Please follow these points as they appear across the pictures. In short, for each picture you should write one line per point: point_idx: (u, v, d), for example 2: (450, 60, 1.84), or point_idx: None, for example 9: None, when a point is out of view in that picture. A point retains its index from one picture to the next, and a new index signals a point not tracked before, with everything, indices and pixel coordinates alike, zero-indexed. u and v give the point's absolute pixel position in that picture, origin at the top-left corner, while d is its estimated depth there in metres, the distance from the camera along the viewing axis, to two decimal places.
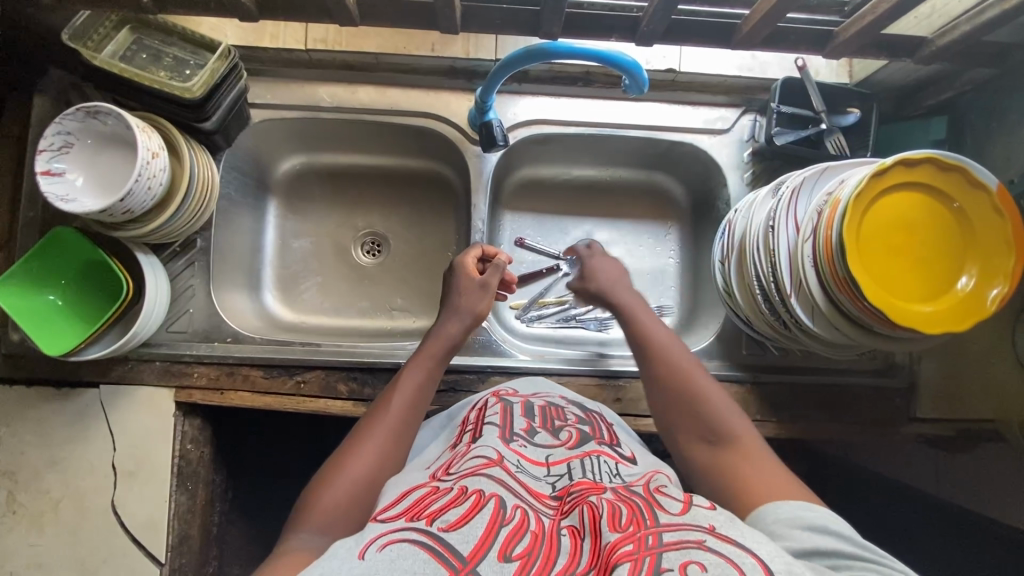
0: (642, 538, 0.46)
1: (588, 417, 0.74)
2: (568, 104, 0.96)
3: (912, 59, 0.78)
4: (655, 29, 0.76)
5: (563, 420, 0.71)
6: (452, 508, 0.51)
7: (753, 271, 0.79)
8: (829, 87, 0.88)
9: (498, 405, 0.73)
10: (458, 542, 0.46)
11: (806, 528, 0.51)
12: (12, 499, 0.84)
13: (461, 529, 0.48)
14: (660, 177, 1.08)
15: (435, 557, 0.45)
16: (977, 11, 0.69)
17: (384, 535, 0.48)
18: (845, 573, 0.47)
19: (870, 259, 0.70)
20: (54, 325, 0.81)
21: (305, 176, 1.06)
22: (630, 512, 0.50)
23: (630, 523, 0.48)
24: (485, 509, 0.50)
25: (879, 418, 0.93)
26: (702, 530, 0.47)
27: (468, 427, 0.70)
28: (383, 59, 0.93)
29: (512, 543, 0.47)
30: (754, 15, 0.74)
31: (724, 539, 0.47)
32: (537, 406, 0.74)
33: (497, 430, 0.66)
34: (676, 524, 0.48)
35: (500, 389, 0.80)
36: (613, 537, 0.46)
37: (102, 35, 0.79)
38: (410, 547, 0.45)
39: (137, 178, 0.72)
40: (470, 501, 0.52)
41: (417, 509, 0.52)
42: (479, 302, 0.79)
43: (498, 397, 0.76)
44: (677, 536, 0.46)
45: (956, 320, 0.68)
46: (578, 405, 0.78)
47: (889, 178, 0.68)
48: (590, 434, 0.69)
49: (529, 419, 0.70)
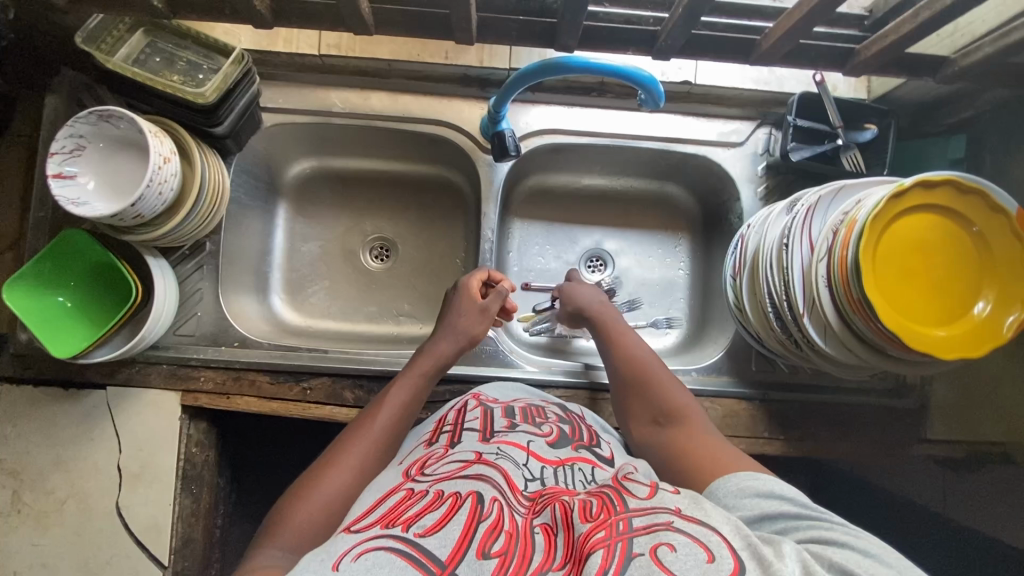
0: (612, 524, 0.47)
1: (569, 416, 0.73)
2: (581, 114, 0.96)
3: (934, 79, 0.77)
4: (673, 44, 0.75)
5: (544, 417, 0.71)
6: (428, 512, 0.51)
7: (765, 288, 0.78)
8: (847, 103, 0.86)
9: (478, 407, 0.72)
10: (436, 547, 0.46)
11: (755, 496, 0.54)
12: (17, 498, 0.84)
13: (437, 534, 0.48)
14: (672, 188, 1.07)
15: (413, 564, 0.44)
16: (1002, 32, 0.68)
17: (360, 545, 0.47)
18: (790, 534, 0.51)
19: (885, 282, 0.69)
20: (62, 326, 0.81)
21: (315, 180, 1.06)
22: (600, 502, 0.51)
23: (601, 512, 0.49)
24: (460, 510, 0.50)
25: (889, 439, 0.92)
26: (670, 513, 0.48)
27: (445, 428, 0.69)
28: (396, 66, 0.93)
29: (489, 540, 0.47)
30: (775, 31, 0.73)
31: (690, 520, 0.48)
32: (518, 407, 0.73)
33: (475, 433, 0.65)
34: (643, 508, 0.49)
35: (482, 391, 0.78)
36: (585, 529, 0.47)
37: (116, 38, 0.78)
38: (387, 556, 0.45)
39: (148, 184, 0.72)
40: (446, 505, 0.51)
41: (392, 516, 0.51)
42: (476, 326, 0.82)
43: (478, 401, 0.74)
44: (645, 521, 0.47)
45: (973, 346, 0.67)
46: (558, 404, 0.77)
47: (907, 200, 0.67)
48: (569, 434, 0.69)
49: (509, 418, 0.69)
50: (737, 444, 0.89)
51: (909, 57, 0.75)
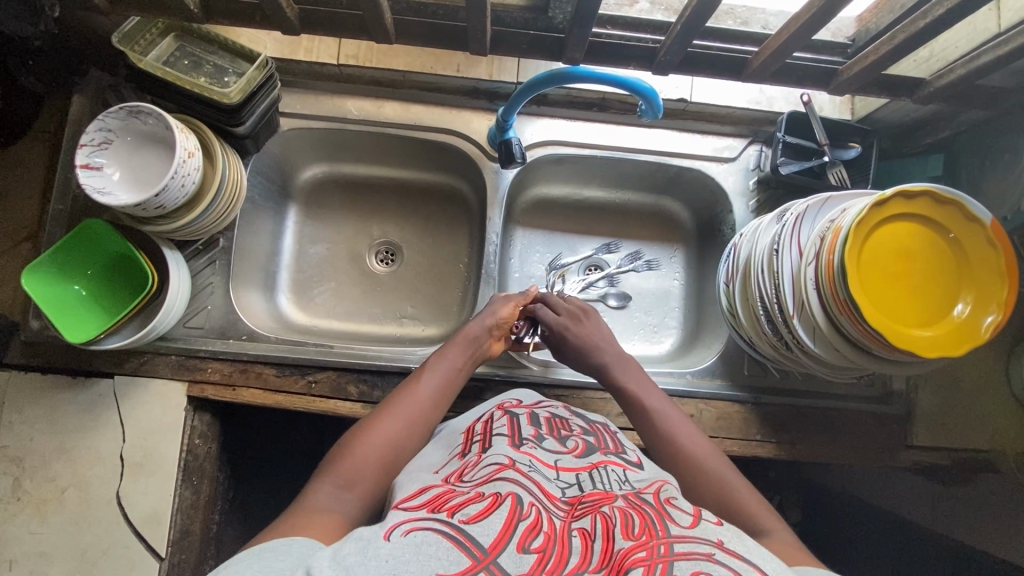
0: (654, 546, 0.46)
1: (592, 428, 0.74)
2: (583, 127, 1.01)
3: (911, 98, 0.83)
4: (672, 60, 0.81)
5: (569, 430, 0.72)
6: (470, 503, 0.52)
7: (757, 291, 0.83)
8: (832, 122, 0.92)
9: (505, 417, 0.72)
10: (479, 533, 0.47)
11: None
12: (18, 485, 0.84)
13: (481, 521, 0.49)
14: (668, 202, 1.12)
15: (457, 546, 0.45)
16: (972, 56, 0.74)
17: (408, 523, 0.48)
18: None
19: (872, 286, 0.73)
20: (75, 314, 0.83)
21: (326, 185, 1.10)
22: (642, 521, 0.50)
23: (643, 534, 0.48)
24: (501, 507, 0.50)
25: (877, 444, 0.94)
26: (711, 544, 0.48)
27: (475, 437, 0.69)
28: (410, 77, 0.98)
29: (528, 538, 0.47)
30: (763, 51, 0.79)
31: (732, 553, 0.48)
32: (543, 417, 0.74)
33: (505, 438, 0.65)
34: (686, 536, 0.48)
35: (505, 400, 0.80)
36: (627, 545, 0.47)
37: (148, 41, 0.83)
38: (433, 537, 0.46)
39: (172, 177, 0.75)
40: (487, 500, 0.52)
41: (438, 502, 0.52)
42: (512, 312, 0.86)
43: (503, 410, 0.75)
44: (687, 548, 0.47)
45: (954, 344, 0.70)
46: (581, 416, 0.78)
47: (887, 208, 0.72)
48: (595, 444, 0.69)
49: (535, 427, 0.70)
50: (731, 445, 0.92)
51: (888, 77, 0.81)
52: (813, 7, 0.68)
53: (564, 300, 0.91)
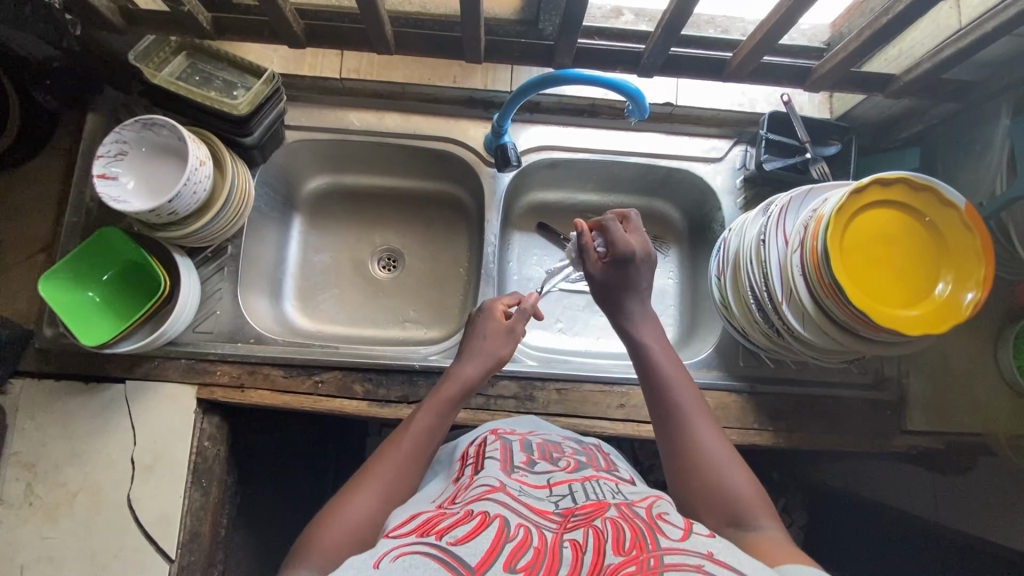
0: (643, 559, 0.47)
1: (584, 449, 0.77)
2: (576, 132, 1.06)
3: (883, 94, 0.87)
4: (655, 62, 0.86)
5: (561, 452, 0.74)
6: (460, 524, 0.53)
7: (747, 281, 0.86)
8: (812, 121, 0.97)
9: (498, 442, 0.75)
10: (467, 553, 0.48)
11: None
12: (30, 490, 0.86)
13: (468, 543, 0.50)
14: (659, 204, 1.16)
15: (445, 566, 0.46)
16: (937, 50, 0.78)
17: (398, 549, 0.49)
18: None
19: (853, 269, 0.76)
20: (89, 319, 0.86)
21: (328, 196, 1.14)
22: (633, 535, 0.50)
23: (633, 547, 0.49)
24: (488, 528, 0.52)
25: (873, 430, 0.96)
26: (701, 556, 0.48)
27: (468, 461, 0.72)
28: (409, 89, 1.03)
29: (516, 556, 0.49)
30: (741, 51, 0.85)
31: (721, 564, 0.47)
32: (536, 442, 0.76)
33: (497, 463, 0.67)
34: (675, 548, 0.49)
35: (499, 426, 0.83)
36: (616, 560, 0.47)
37: (162, 59, 0.87)
38: (422, 559, 0.47)
39: (185, 184, 0.79)
40: (476, 520, 0.53)
41: (427, 527, 0.54)
42: (503, 348, 0.83)
43: (497, 435, 0.78)
44: (676, 559, 0.47)
45: (937, 322, 0.73)
46: (575, 440, 0.81)
47: (866, 196, 0.75)
48: (587, 463, 0.72)
49: (528, 453, 0.72)
50: (729, 434, 0.94)
51: (859, 74, 0.86)
52: (785, 5, 0.73)
53: (645, 230, 0.83)
